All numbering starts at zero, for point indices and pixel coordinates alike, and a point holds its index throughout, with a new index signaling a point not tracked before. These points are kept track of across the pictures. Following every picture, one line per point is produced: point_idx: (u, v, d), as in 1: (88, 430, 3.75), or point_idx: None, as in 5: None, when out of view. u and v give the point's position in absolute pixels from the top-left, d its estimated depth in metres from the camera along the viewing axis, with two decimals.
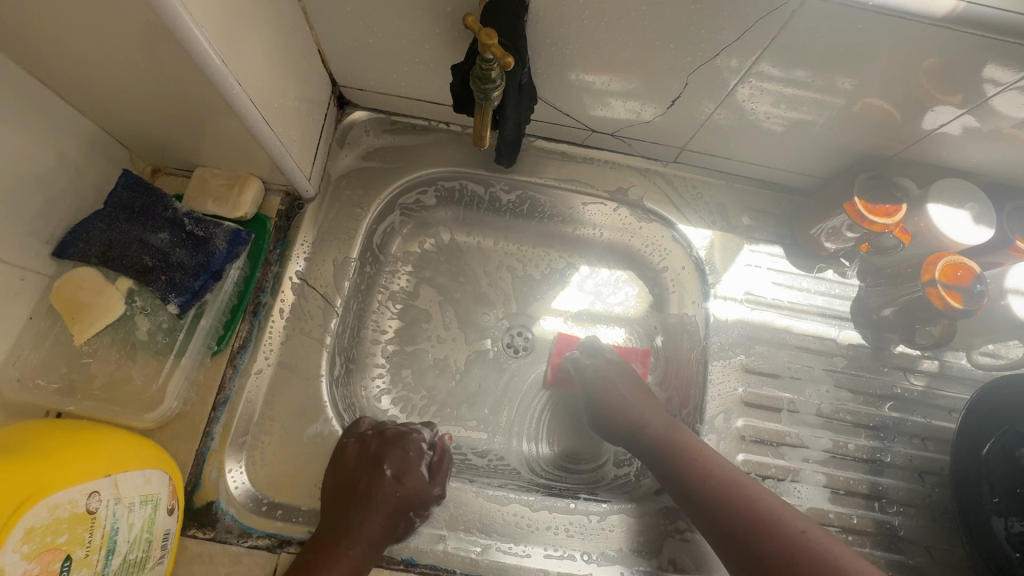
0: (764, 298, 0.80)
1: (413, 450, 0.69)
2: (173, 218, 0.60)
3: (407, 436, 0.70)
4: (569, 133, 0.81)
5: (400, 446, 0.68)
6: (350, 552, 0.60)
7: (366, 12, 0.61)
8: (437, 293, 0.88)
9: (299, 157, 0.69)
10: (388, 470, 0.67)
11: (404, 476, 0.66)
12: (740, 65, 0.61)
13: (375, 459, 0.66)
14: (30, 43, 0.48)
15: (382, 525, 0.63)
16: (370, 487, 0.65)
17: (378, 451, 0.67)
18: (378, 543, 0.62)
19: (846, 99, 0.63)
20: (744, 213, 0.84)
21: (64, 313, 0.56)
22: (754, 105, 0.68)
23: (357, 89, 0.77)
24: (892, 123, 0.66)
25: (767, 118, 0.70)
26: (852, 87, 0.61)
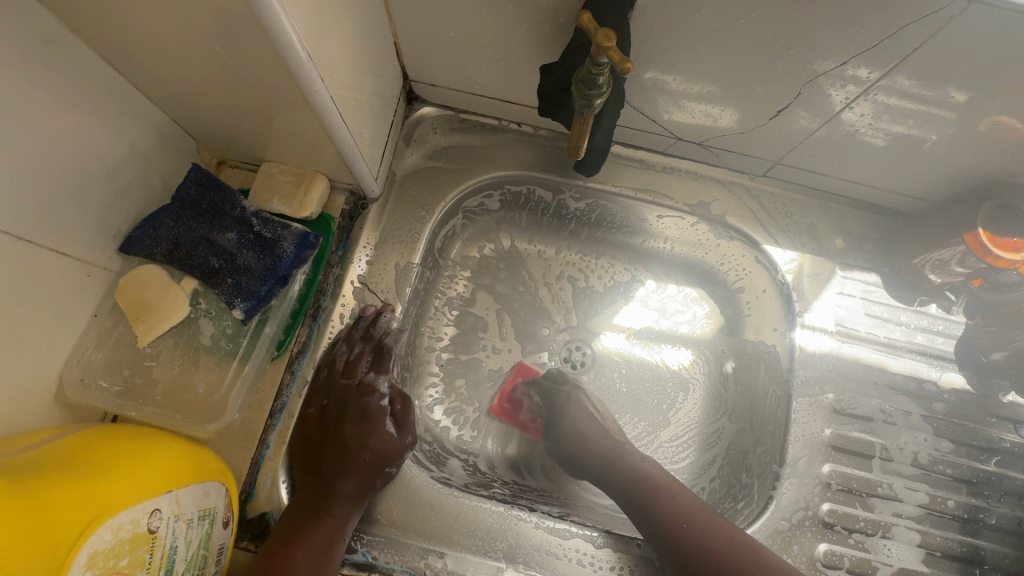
0: (858, 331, 0.75)
1: (369, 409, 0.64)
2: (241, 217, 0.57)
3: (359, 396, 0.64)
4: (651, 140, 0.74)
5: (354, 408, 0.63)
6: (334, 514, 0.58)
7: (452, 4, 0.56)
8: (495, 301, 0.82)
9: (369, 155, 0.65)
10: (348, 433, 0.62)
11: (367, 432, 0.62)
12: (866, 78, 0.54)
13: (328, 423, 0.62)
14: (108, 27, 0.45)
15: (357, 483, 0.60)
16: (343, 448, 0.61)
17: (338, 417, 0.62)
18: (357, 499, 0.60)
19: (985, 121, 0.55)
20: (838, 234, 0.77)
21: (129, 312, 0.54)
22: (872, 122, 0.60)
23: (429, 84, 0.73)
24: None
25: (881, 138, 0.62)
26: (997, 108, 0.53)
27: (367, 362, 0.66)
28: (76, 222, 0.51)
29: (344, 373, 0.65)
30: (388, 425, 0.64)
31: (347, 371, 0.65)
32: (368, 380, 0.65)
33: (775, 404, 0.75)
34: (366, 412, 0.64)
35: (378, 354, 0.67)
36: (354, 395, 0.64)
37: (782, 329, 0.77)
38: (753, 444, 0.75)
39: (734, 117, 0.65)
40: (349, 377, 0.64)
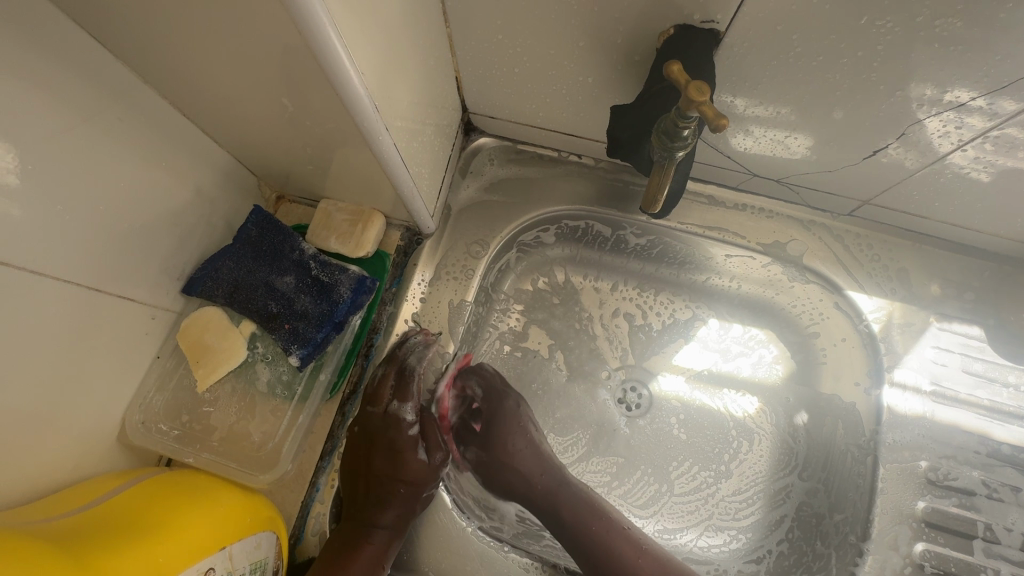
0: (952, 392, 0.70)
1: (398, 440, 0.61)
2: (300, 260, 0.56)
3: (386, 428, 0.60)
4: (723, 176, 0.69)
5: (382, 442, 0.60)
6: (375, 542, 0.57)
7: (519, 40, 0.54)
8: (549, 336, 0.77)
9: (427, 192, 0.63)
10: (378, 466, 0.59)
11: (400, 464, 0.60)
12: (984, 120, 0.48)
13: (360, 455, 0.59)
14: (177, 74, 0.45)
15: (396, 513, 0.59)
16: (377, 478, 0.59)
17: (369, 448, 0.60)
18: (398, 527, 0.59)
19: None
20: (933, 281, 0.70)
21: (190, 355, 0.55)
22: (987, 166, 0.54)
23: (487, 116, 0.70)
24: None
25: (996, 183, 0.56)
26: None
27: (393, 390, 0.61)
28: (142, 264, 0.52)
29: (369, 403, 0.61)
30: (420, 452, 0.62)
31: (373, 399, 0.61)
32: (393, 410, 0.61)
33: (859, 468, 0.69)
34: (395, 445, 0.60)
35: (403, 380, 0.62)
36: (383, 426, 0.61)
37: (866, 384, 0.71)
38: (830, 510, 0.69)
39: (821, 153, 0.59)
40: (375, 408, 0.60)
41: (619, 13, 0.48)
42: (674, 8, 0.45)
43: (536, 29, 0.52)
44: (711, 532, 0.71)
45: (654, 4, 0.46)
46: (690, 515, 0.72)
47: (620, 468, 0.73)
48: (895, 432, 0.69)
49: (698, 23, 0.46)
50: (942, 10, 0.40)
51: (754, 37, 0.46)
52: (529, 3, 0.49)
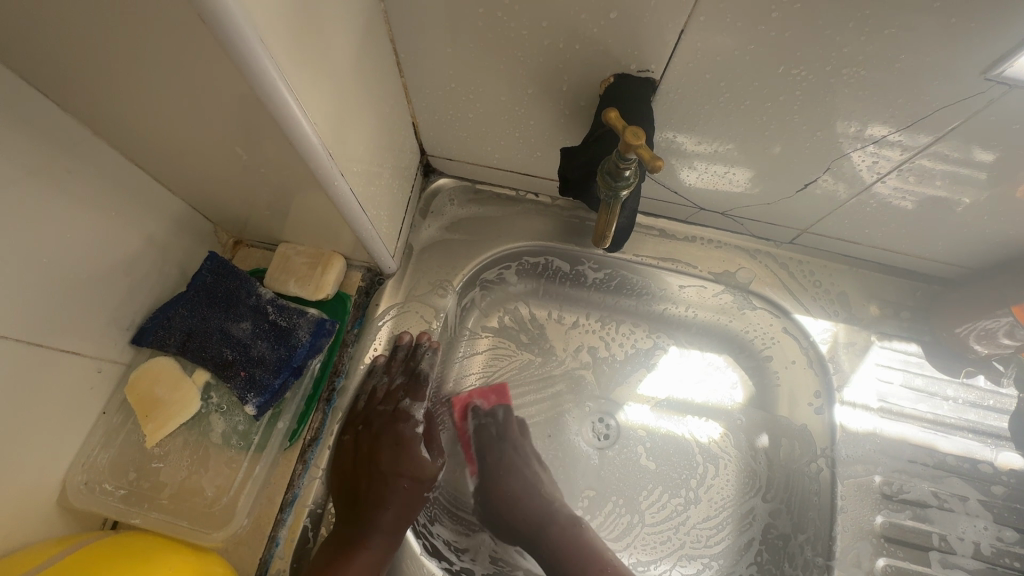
0: (898, 407, 0.73)
1: (403, 437, 0.65)
2: (256, 305, 0.55)
3: (395, 423, 0.65)
4: (672, 210, 0.73)
5: (390, 435, 0.64)
6: (370, 548, 0.57)
7: (471, 89, 0.57)
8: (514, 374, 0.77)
9: (387, 233, 0.64)
10: (385, 460, 0.63)
11: (403, 458, 0.64)
12: (900, 152, 0.53)
13: (365, 452, 0.63)
14: (129, 126, 0.45)
15: (394, 516, 0.61)
16: (381, 474, 0.62)
17: (374, 444, 0.63)
18: (394, 532, 0.61)
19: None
20: (871, 301, 0.74)
21: (138, 409, 0.53)
22: (911, 191, 0.58)
23: (445, 158, 0.72)
24: None
25: (918, 208, 0.60)
26: None
27: (404, 390, 0.67)
28: (88, 315, 0.50)
29: (381, 400, 0.66)
30: (422, 451, 0.66)
31: (384, 399, 0.66)
32: (403, 407, 0.66)
33: (816, 485, 0.71)
34: (401, 440, 0.65)
35: (414, 380, 0.67)
36: (394, 419, 0.65)
37: (819, 404, 0.74)
38: (794, 530, 0.71)
39: (760, 186, 0.63)
40: (386, 405, 0.66)
41: (562, 64, 0.51)
42: (611, 60, 0.49)
43: (487, 78, 0.55)
44: (684, 561, 0.71)
45: (593, 55, 0.49)
46: (662, 546, 0.71)
47: (591, 501, 0.72)
48: (851, 449, 0.72)
49: (635, 72, 0.50)
50: (846, 63, 0.45)
51: (686, 83, 0.50)
52: (478, 55, 0.52)
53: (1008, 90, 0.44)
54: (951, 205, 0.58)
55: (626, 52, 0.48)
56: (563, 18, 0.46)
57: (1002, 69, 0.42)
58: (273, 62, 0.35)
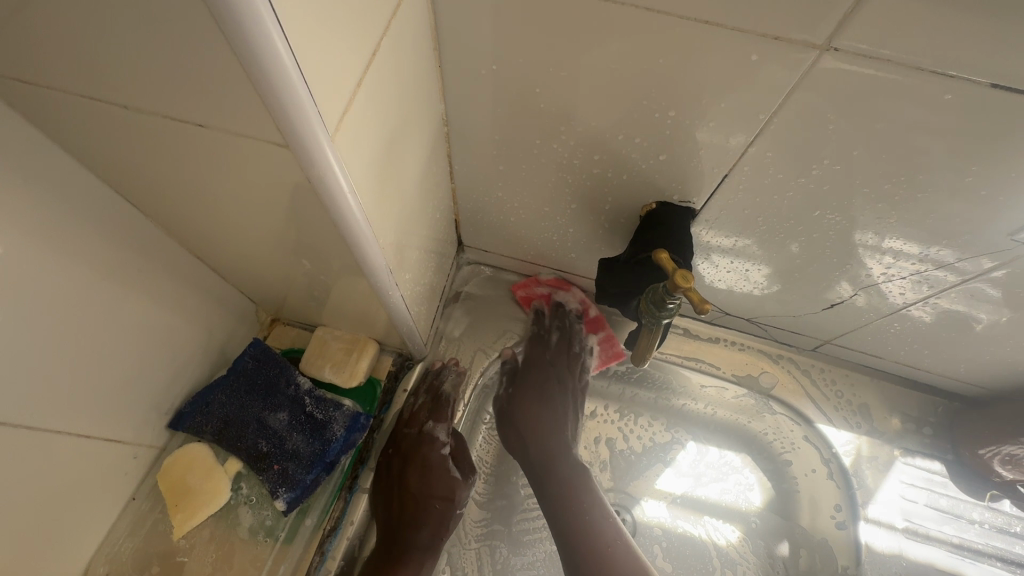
0: (922, 528, 0.72)
1: (430, 460, 0.65)
2: (294, 396, 0.56)
3: (421, 447, 0.65)
4: (697, 311, 0.75)
5: (417, 457, 0.64)
6: (410, 563, 0.58)
7: (517, 198, 0.60)
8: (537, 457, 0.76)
9: (423, 323, 0.66)
10: (413, 483, 0.63)
11: (431, 479, 0.64)
12: (954, 276, 0.53)
13: (395, 472, 0.63)
14: (200, 231, 0.48)
15: (432, 533, 0.62)
16: (411, 496, 0.62)
17: (402, 468, 0.63)
18: (432, 550, 0.61)
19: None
20: (892, 414, 0.75)
21: (169, 499, 0.54)
22: (949, 306, 0.58)
23: (481, 249, 0.75)
24: None
25: (940, 326, 0.61)
26: None
27: (427, 414, 0.68)
28: (131, 403, 0.51)
29: (405, 424, 0.67)
30: (454, 470, 0.66)
31: (409, 422, 0.67)
32: (427, 429, 0.67)
33: None
34: (428, 463, 0.65)
35: (437, 403, 0.69)
36: (418, 443, 0.66)
37: (841, 519, 0.73)
38: None
39: (777, 284, 0.63)
40: (411, 428, 0.66)
41: (608, 188, 0.54)
42: (655, 190, 0.52)
43: (534, 192, 0.58)
44: None
45: (639, 186, 0.52)
46: None
47: None
48: (876, 571, 0.70)
49: (676, 201, 0.53)
50: (883, 211, 0.48)
51: (724, 214, 0.53)
52: (528, 173, 0.55)
53: None
54: (970, 323, 0.59)
55: (670, 186, 0.51)
56: (614, 154, 0.49)
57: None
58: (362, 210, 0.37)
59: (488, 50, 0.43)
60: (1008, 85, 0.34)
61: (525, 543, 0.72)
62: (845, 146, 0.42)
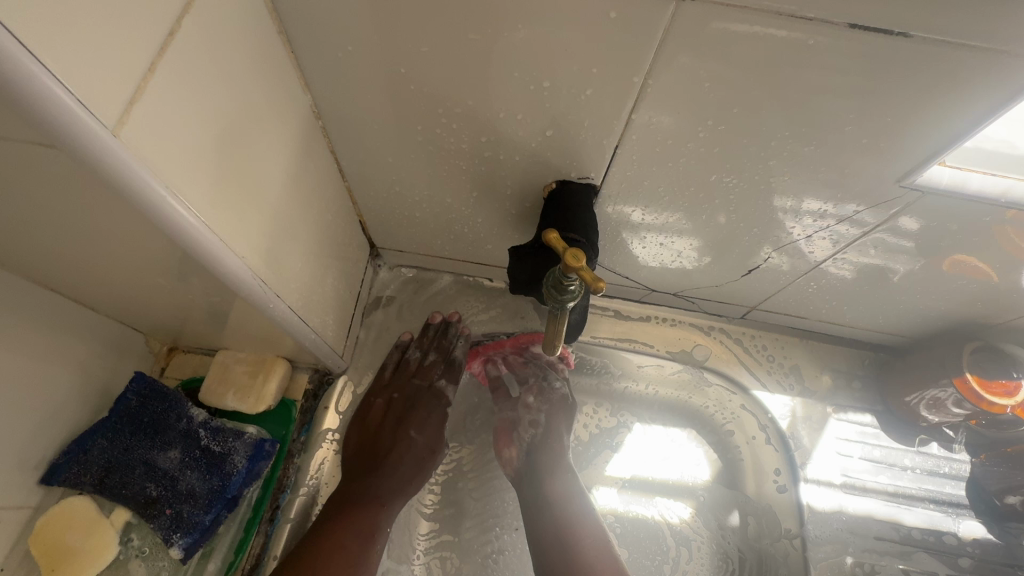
0: (861, 482, 0.71)
1: (433, 410, 0.69)
2: (186, 430, 0.52)
3: (428, 397, 0.70)
4: (625, 291, 0.74)
5: (422, 407, 0.68)
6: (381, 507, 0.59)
7: (417, 192, 0.57)
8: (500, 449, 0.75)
9: (335, 334, 0.62)
10: (412, 429, 0.66)
11: (426, 427, 0.67)
12: (858, 227, 0.52)
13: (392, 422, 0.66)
14: (40, 263, 0.42)
15: (409, 478, 0.63)
16: (405, 442, 0.65)
17: (404, 414, 0.67)
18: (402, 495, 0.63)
19: (935, 261, 0.55)
20: (822, 371, 0.75)
21: (44, 561, 0.47)
22: (859, 258, 0.57)
23: (396, 249, 0.72)
24: (989, 283, 0.57)
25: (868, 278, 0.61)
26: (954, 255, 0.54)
27: (440, 369, 0.72)
28: None
29: (418, 375, 0.71)
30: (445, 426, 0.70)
31: (419, 372, 0.71)
32: (437, 384, 0.71)
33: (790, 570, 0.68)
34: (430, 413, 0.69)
35: (450, 364, 0.72)
36: (427, 395, 0.70)
37: (783, 482, 0.72)
38: None
39: (708, 256, 0.61)
40: (422, 380, 0.70)
41: (504, 173, 0.51)
42: (552, 170, 0.50)
43: (432, 184, 0.55)
44: None
45: (535, 166, 0.49)
46: None
47: None
48: (820, 530, 0.69)
49: (576, 179, 0.51)
50: (774, 172, 0.46)
51: (626, 190, 0.51)
52: (421, 164, 0.52)
53: (920, 195, 0.46)
54: (886, 273, 0.59)
55: (565, 163, 0.48)
56: (502, 136, 0.46)
57: (913, 177, 0.44)
58: (198, 219, 0.33)
59: (342, 30, 0.39)
60: (872, 27, 0.32)
61: (478, 550, 0.68)
62: (725, 106, 0.40)
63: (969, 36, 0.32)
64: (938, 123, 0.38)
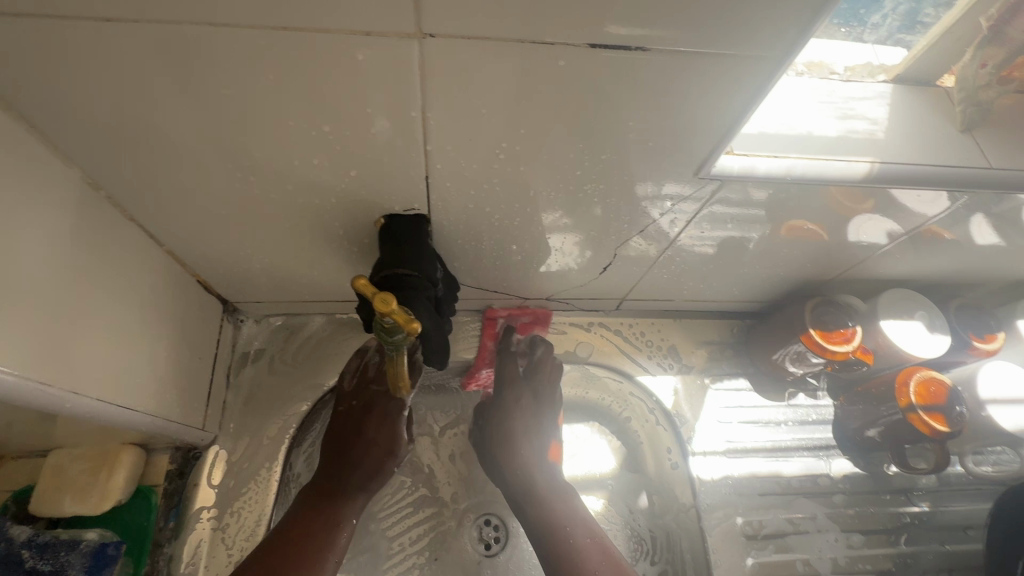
0: (744, 444, 0.74)
1: (391, 412, 0.63)
2: (9, 553, 0.51)
3: (387, 400, 0.63)
4: (501, 303, 0.74)
5: (381, 410, 0.63)
6: (326, 521, 0.57)
7: (245, 246, 0.54)
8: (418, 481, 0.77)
9: (182, 407, 0.57)
10: (367, 433, 0.62)
11: (382, 429, 0.63)
12: (694, 204, 0.51)
13: (349, 430, 0.62)
14: None
15: (356, 485, 0.60)
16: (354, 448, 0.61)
17: (362, 417, 0.63)
18: (357, 501, 0.60)
19: (772, 227, 0.58)
20: (697, 346, 0.80)
21: None
22: (697, 240, 0.59)
23: (253, 301, 0.68)
24: (821, 241, 0.62)
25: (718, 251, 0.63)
26: (777, 226, 0.57)
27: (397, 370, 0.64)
28: None
29: (376, 379, 0.64)
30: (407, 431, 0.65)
31: (377, 376, 0.65)
32: (395, 386, 0.64)
33: (691, 543, 0.69)
34: (389, 414, 0.63)
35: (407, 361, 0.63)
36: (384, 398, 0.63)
37: (675, 459, 0.74)
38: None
39: (587, 250, 0.59)
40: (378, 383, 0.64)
41: (326, 216, 0.49)
42: (374, 207, 0.48)
43: (256, 236, 0.52)
44: None
45: (354, 205, 0.48)
46: None
47: None
48: (712, 497, 0.71)
49: (403, 212, 0.50)
50: (584, 181, 0.47)
51: (455, 215, 0.51)
52: (234, 220, 0.49)
53: (720, 184, 0.48)
54: (744, 242, 0.61)
55: (383, 199, 0.47)
56: (306, 182, 0.44)
57: (709, 168, 0.46)
58: None
59: (78, 99, 0.35)
60: (609, 44, 0.33)
61: None
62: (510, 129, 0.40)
63: (697, 44, 0.34)
64: (708, 120, 0.40)
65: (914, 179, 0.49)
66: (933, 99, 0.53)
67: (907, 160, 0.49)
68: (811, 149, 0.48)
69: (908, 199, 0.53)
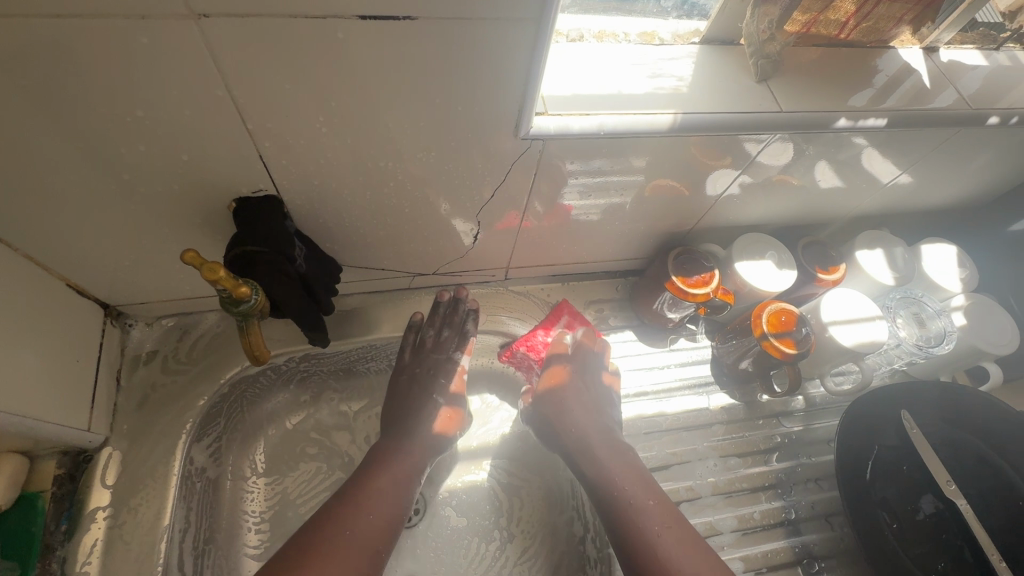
0: (629, 390, 0.82)
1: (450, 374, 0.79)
2: None
3: (446, 365, 0.79)
4: (392, 282, 0.77)
5: (440, 375, 0.78)
6: (405, 472, 0.69)
7: (104, 242, 0.55)
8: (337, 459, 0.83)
9: (61, 409, 0.58)
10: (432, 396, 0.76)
11: (444, 390, 0.78)
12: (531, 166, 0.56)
13: (414, 393, 0.76)
14: None
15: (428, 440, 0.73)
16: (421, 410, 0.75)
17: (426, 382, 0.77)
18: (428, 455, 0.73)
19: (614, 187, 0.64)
20: (587, 307, 0.86)
21: None
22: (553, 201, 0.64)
23: (137, 303, 0.69)
24: (685, 197, 0.70)
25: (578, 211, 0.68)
26: (621, 183, 0.63)
27: (450, 342, 0.79)
28: None
29: (435, 348, 0.79)
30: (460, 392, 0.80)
31: (435, 347, 0.79)
32: (450, 356, 0.80)
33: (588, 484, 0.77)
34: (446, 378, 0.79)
35: (458, 334, 0.80)
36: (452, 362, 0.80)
37: None
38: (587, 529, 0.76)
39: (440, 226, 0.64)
40: (437, 352, 0.79)
41: (176, 204, 0.51)
42: (221, 191, 0.51)
43: (112, 231, 0.53)
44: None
45: (200, 191, 0.50)
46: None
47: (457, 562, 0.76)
48: None
49: (253, 194, 0.52)
50: (416, 149, 0.51)
51: (307, 194, 0.54)
52: (82, 215, 0.50)
53: (543, 144, 0.53)
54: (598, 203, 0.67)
55: (227, 182, 0.50)
56: (142, 169, 0.46)
57: (527, 129, 0.50)
58: None
59: None
60: (379, 15, 0.37)
61: None
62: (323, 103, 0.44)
63: (462, 12, 0.38)
64: (504, 82, 0.45)
65: (720, 126, 0.55)
66: (737, 56, 0.61)
67: (709, 109, 0.55)
68: (623, 105, 0.53)
69: (723, 144, 0.59)
